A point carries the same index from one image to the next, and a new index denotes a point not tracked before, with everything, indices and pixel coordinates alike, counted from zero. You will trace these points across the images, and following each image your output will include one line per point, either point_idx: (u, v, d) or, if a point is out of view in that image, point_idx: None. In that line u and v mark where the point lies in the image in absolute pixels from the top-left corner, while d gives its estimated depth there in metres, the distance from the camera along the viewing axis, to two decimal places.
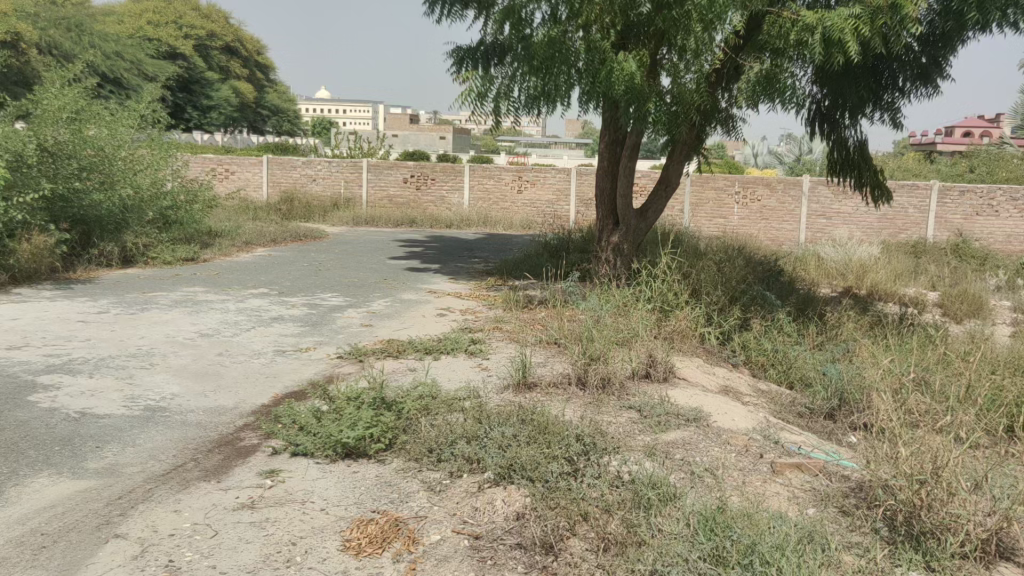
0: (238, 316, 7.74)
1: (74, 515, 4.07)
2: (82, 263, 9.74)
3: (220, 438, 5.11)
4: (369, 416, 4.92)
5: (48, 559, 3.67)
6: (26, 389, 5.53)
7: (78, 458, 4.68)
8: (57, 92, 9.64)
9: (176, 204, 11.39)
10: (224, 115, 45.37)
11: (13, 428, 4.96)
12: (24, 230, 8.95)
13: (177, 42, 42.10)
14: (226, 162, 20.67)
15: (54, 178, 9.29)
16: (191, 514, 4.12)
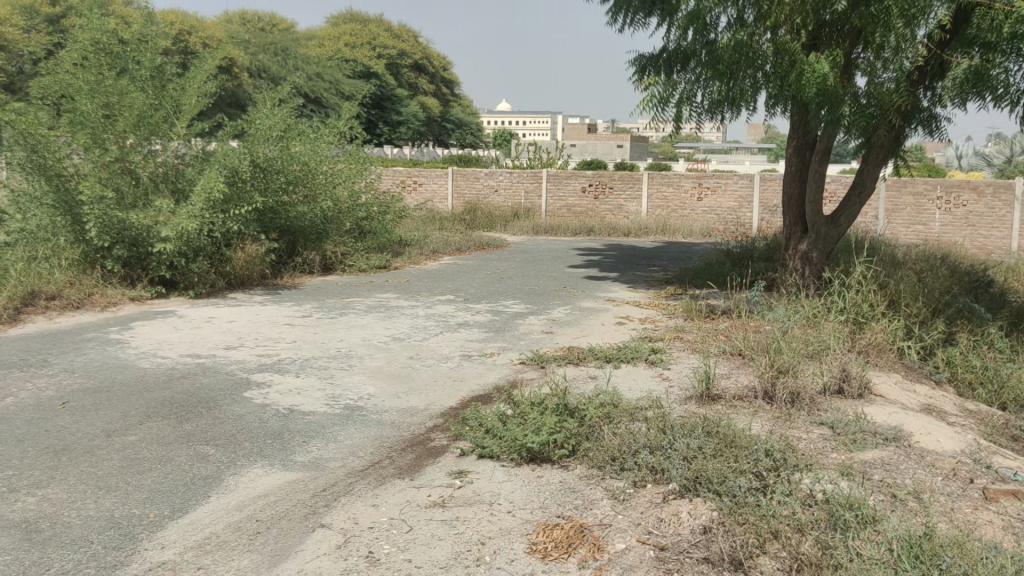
0: (427, 321, 8.08)
1: (284, 504, 4.41)
2: (288, 271, 10.54)
3: (413, 437, 5.37)
4: (553, 421, 4.99)
5: (263, 544, 3.99)
6: (241, 386, 6.04)
7: (287, 452, 5.06)
8: (268, 113, 10.33)
9: (370, 215, 12.05)
10: (412, 129, 47.56)
11: (232, 421, 5.44)
12: (240, 240, 9.80)
13: (372, 63, 45.26)
14: (414, 175, 21.62)
15: (265, 192, 10.01)
16: (387, 509, 4.36)
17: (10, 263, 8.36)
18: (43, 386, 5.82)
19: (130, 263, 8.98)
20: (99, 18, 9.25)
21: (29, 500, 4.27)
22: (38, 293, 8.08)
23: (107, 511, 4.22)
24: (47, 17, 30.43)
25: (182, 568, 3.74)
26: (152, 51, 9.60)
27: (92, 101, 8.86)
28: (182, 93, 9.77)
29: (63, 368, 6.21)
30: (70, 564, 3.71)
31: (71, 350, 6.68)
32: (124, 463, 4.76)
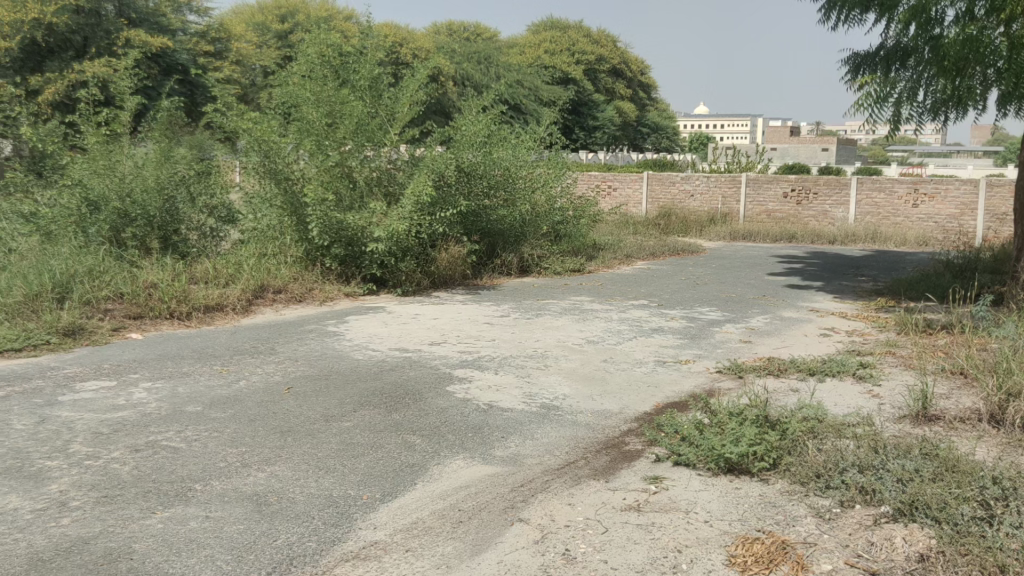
0: (621, 326, 8.09)
1: (484, 496, 4.58)
2: (487, 272, 10.93)
3: (608, 440, 5.40)
4: (754, 433, 4.86)
5: (465, 533, 4.17)
6: (445, 380, 6.33)
7: (487, 446, 5.25)
8: (474, 119, 10.75)
9: (565, 218, 12.23)
10: (608, 134, 47.71)
11: (436, 414, 5.70)
12: (444, 242, 10.27)
13: (570, 68, 45.88)
14: (609, 180, 21.69)
15: (469, 196, 10.46)
16: (583, 508, 4.42)
17: (244, 257, 9.15)
18: (270, 372, 6.38)
19: (346, 261, 9.65)
20: (326, 34, 10.03)
21: (260, 474, 4.70)
22: (266, 287, 8.79)
23: (327, 490, 4.56)
24: (277, 33, 33.41)
25: (392, 549, 3.99)
26: (370, 63, 10.24)
27: (317, 110, 9.63)
28: (396, 101, 10.33)
29: (288, 356, 6.77)
30: (295, 536, 4.05)
31: (294, 340, 7.27)
32: (341, 447, 5.13)
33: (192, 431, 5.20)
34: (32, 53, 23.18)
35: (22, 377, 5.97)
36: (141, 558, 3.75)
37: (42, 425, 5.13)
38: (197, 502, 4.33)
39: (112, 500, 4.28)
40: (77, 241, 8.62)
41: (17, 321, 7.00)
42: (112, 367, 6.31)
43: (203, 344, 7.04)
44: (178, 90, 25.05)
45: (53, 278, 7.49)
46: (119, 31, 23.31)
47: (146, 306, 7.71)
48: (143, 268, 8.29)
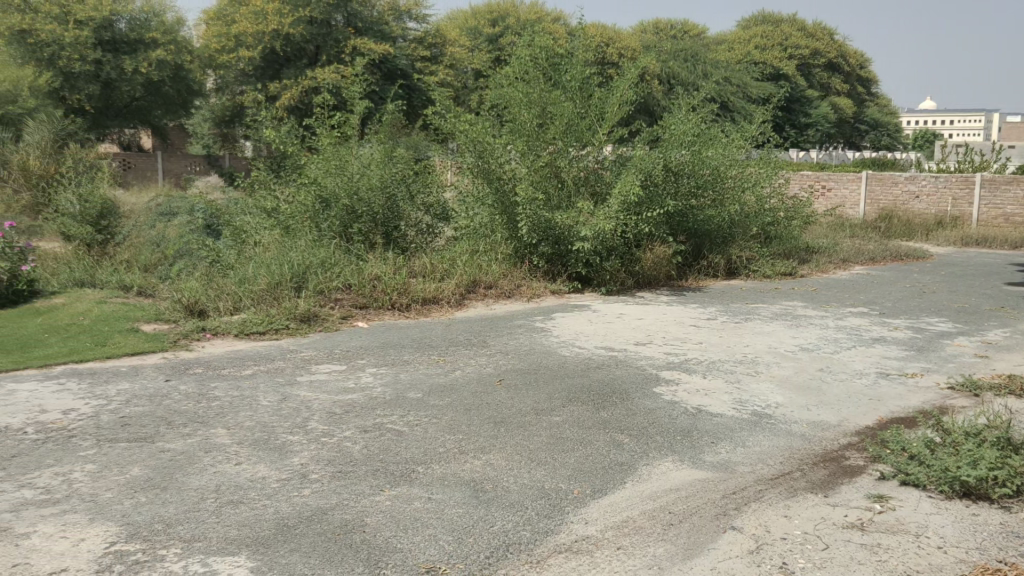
0: (838, 334, 7.70)
1: (695, 500, 4.52)
2: (693, 273, 10.84)
3: (825, 453, 5.17)
4: (994, 456, 4.48)
5: (676, 536, 4.14)
6: (652, 381, 6.31)
7: (697, 450, 5.17)
8: (683, 118, 10.58)
9: (776, 220, 11.82)
10: (820, 131, 45.56)
11: (644, 414, 5.69)
12: (649, 241, 10.23)
13: (783, 64, 44.10)
14: (823, 179, 20.68)
15: (677, 196, 10.31)
16: (801, 522, 4.26)
17: (458, 254, 9.56)
18: (483, 364, 6.64)
19: (553, 259, 9.87)
20: (539, 37, 10.30)
21: (476, 462, 4.89)
22: (478, 282, 9.15)
23: (539, 482, 4.68)
24: (488, 36, 34.55)
25: (604, 545, 4.03)
26: (581, 64, 10.34)
27: (529, 111, 9.88)
28: (606, 101, 10.33)
29: (499, 350, 7.00)
30: (511, 524, 4.19)
31: (504, 334, 7.51)
32: (552, 440, 5.24)
33: (413, 416, 5.51)
34: (272, 62, 25.36)
35: (267, 357, 6.58)
36: (372, 531, 4.02)
37: (285, 403, 5.63)
38: (420, 484, 4.58)
39: (346, 475, 4.62)
40: (311, 235, 9.37)
41: (261, 307, 7.71)
42: (342, 352, 6.80)
43: (421, 335, 7.43)
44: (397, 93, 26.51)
45: (292, 269, 8.17)
46: (346, 39, 24.97)
47: (370, 298, 8.24)
48: (368, 262, 8.86)
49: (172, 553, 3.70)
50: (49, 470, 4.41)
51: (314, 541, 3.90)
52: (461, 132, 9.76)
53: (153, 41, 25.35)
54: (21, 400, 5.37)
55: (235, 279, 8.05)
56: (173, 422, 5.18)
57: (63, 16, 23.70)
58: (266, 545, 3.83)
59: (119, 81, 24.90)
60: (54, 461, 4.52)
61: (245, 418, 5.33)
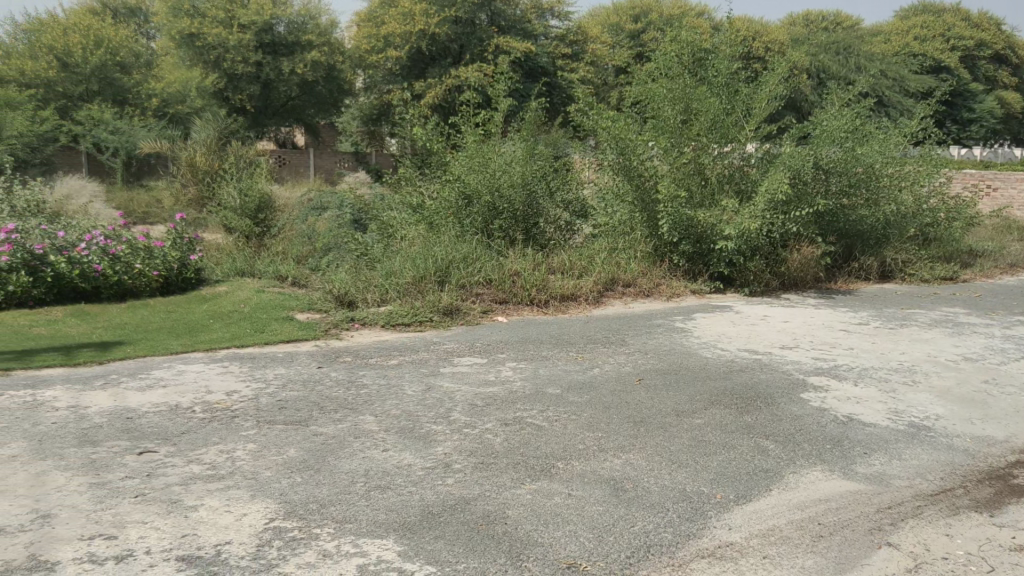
0: (1005, 343, 7.19)
1: (847, 513, 4.33)
2: (843, 276, 10.46)
3: (992, 470, 4.83)
4: None
5: (827, 549, 3.98)
6: (799, 387, 6.08)
7: (848, 460, 4.95)
8: (836, 113, 10.12)
9: (936, 221, 11.15)
10: (984, 128, 42.61)
11: (790, 421, 5.50)
12: (796, 241, 9.86)
13: (944, 56, 41.53)
14: (988, 179, 19.28)
15: (827, 195, 9.88)
16: (963, 542, 4.03)
17: (597, 251, 9.54)
18: (622, 362, 6.60)
19: (694, 258, 9.71)
20: (685, 32, 10.13)
21: (616, 460, 4.87)
22: (617, 280, 9.10)
23: (681, 484, 4.60)
24: (630, 33, 34.26)
25: (749, 553, 3.92)
26: (728, 59, 10.08)
27: (673, 108, 9.72)
28: (754, 96, 10.04)
29: (638, 348, 6.94)
30: (651, 525, 4.13)
31: (643, 332, 7.44)
32: (693, 443, 5.14)
33: (552, 412, 5.53)
34: (417, 61, 26.10)
35: (412, 349, 6.77)
36: (513, 523, 4.07)
37: (429, 393, 5.78)
38: (560, 479, 4.59)
39: (488, 467, 4.70)
40: (454, 231, 9.59)
41: (406, 300, 7.96)
42: (483, 345, 6.92)
43: (560, 331, 7.46)
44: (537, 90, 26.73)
45: (436, 264, 8.39)
46: (490, 38, 25.40)
47: (510, 293, 8.36)
48: (508, 258, 8.98)
49: (326, 532, 3.87)
50: (214, 447, 4.70)
51: (458, 529, 3.98)
52: (604, 129, 9.72)
53: (309, 44, 26.52)
54: (190, 380, 5.76)
55: (382, 272, 8.34)
56: (325, 407, 5.43)
57: (228, 20, 25.23)
58: (412, 530, 3.95)
59: (277, 81, 26.36)
60: (219, 439, 4.82)
61: (392, 406, 5.52)
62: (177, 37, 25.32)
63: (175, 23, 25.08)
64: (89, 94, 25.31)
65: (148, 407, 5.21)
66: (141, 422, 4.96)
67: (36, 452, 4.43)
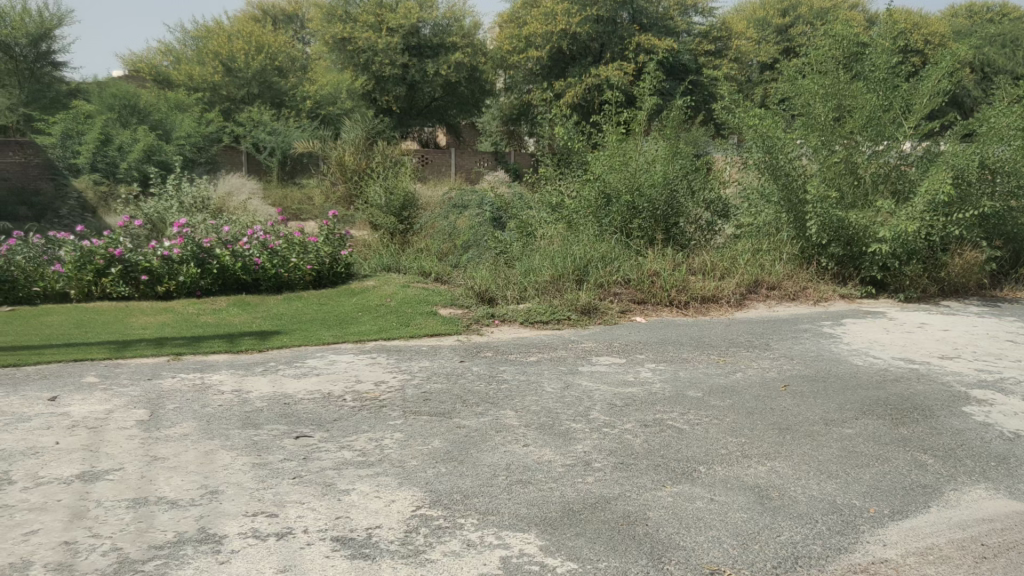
0: None
1: (1013, 534, 4.05)
2: (1009, 283, 9.79)
3: None
4: None
5: (992, 571, 3.74)
6: (959, 400, 5.73)
7: (1015, 479, 4.63)
8: (1005, 109, 9.44)
9: None
10: None
11: (951, 435, 5.19)
12: (958, 245, 9.30)
13: None
14: None
15: (994, 196, 9.23)
16: None
17: (739, 252, 9.31)
18: (766, 367, 6.41)
19: (843, 261, 9.33)
20: (839, 26, 9.74)
21: (761, 467, 4.74)
22: (760, 282, 8.87)
23: (830, 496, 4.42)
24: (777, 28, 33.18)
25: (906, 571, 3.73)
26: (886, 53, 9.61)
27: (825, 105, 9.35)
28: (914, 92, 9.53)
29: (783, 353, 6.73)
30: (799, 535, 4.00)
31: (789, 337, 7.21)
32: (843, 454, 4.94)
33: (694, 415, 5.45)
34: (558, 61, 26.25)
35: (551, 346, 6.82)
36: (654, 525, 4.04)
37: (568, 390, 5.81)
38: (703, 484, 4.51)
39: (628, 467, 4.68)
40: (594, 230, 9.60)
41: (545, 298, 8.03)
42: (622, 345, 6.91)
43: (702, 333, 7.34)
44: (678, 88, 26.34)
45: (575, 263, 8.44)
46: (631, 35, 25.23)
47: (649, 293, 8.28)
48: (648, 258, 8.92)
49: (469, 523, 3.96)
50: (364, 435, 4.90)
51: (599, 528, 3.99)
52: (749, 127, 9.48)
53: (454, 45, 27.08)
54: (341, 370, 6.02)
55: (522, 270, 8.44)
56: (467, 400, 5.55)
57: (378, 24, 26.26)
58: (553, 526, 3.98)
59: (422, 83, 27.12)
60: (368, 427, 5.01)
61: (531, 402, 5.58)
62: (330, 41, 26.51)
63: (329, 28, 26.27)
64: (250, 97, 26.92)
65: (304, 394, 5.48)
66: (296, 408, 5.22)
67: (204, 432, 4.74)
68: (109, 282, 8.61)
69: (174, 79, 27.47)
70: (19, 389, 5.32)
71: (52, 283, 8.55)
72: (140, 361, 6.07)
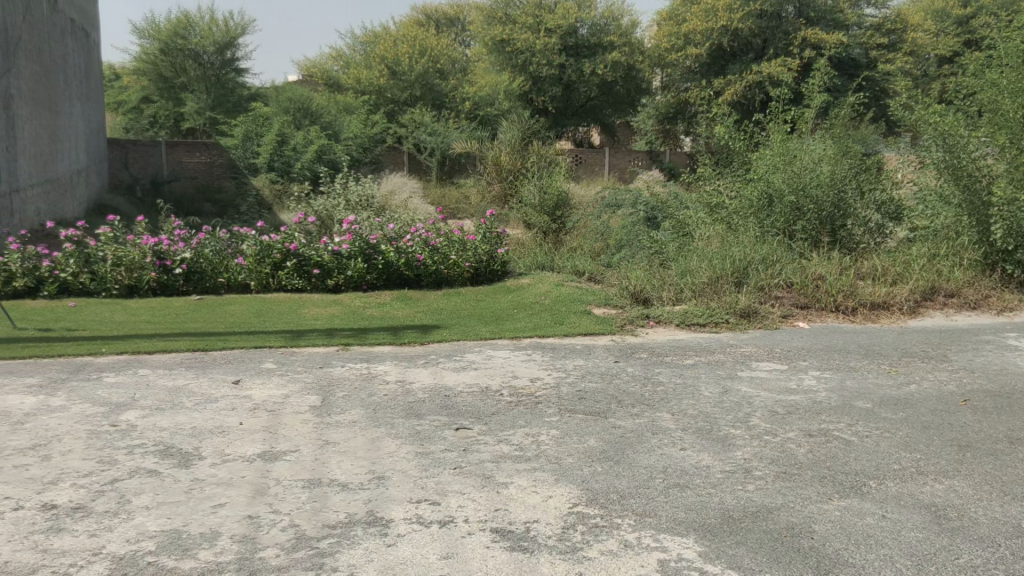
0: None
1: None
2: None
3: None
4: None
5: None
6: None
7: None
8: None
9: None
10: None
11: None
12: None
13: None
14: None
15: None
16: None
17: (914, 257, 8.80)
18: (943, 380, 6.02)
19: None
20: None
21: (938, 486, 4.45)
22: (937, 289, 8.33)
23: (1016, 519, 4.09)
24: (958, 19, 31.04)
25: None
26: None
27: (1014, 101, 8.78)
28: None
29: (962, 366, 6.29)
30: (980, 559, 3.72)
31: (969, 349, 6.73)
32: None
33: (862, 427, 5.19)
34: (718, 58, 25.69)
35: (708, 350, 6.69)
36: (821, 539, 3.87)
37: (726, 395, 5.68)
38: (873, 499, 4.29)
39: (792, 477, 4.51)
40: (755, 231, 9.33)
41: (702, 299, 7.88)
42: (783, 351, 6.66)
43: (871, 341, 6.98)
44: (846, 84, 25.18)
45: (734, 264, 8.24)
46: (797, 30, 24.38)
47: (814, 298, 7.97)
48: (812, 261, 8.60)
49: (627, 523, 3.94)
50: (521, 430, 4.97)
51: (760, 538, 3.87)
52: (928, 125, 8.95)
53: (611, 44, 26.96)
54: (498, 365, 6.14)
55: (679, 271, 8.31)
56: (623, 401, 5.52)
57: (537, 25, 26.65)
58: (713, 532, 3.90)
59: (578, 82, 27.29)
60: (524, 423, 5.09)
61: (688, 406, 5.49)
62: (490, 44, 27.07)
63: (489, 31, 26.82)
64: (412, 99, 27.93)
65: (463, 388, 5.62)
66: (456, 401, 5.37)
67: (371, 420, 4.96)
68: (285, 275, 9.15)
69: (343, 83, 28.89)
70: (207, 371, 5.75)
71: (235, 275, 9.12)
72: (312, 350, 6.41)
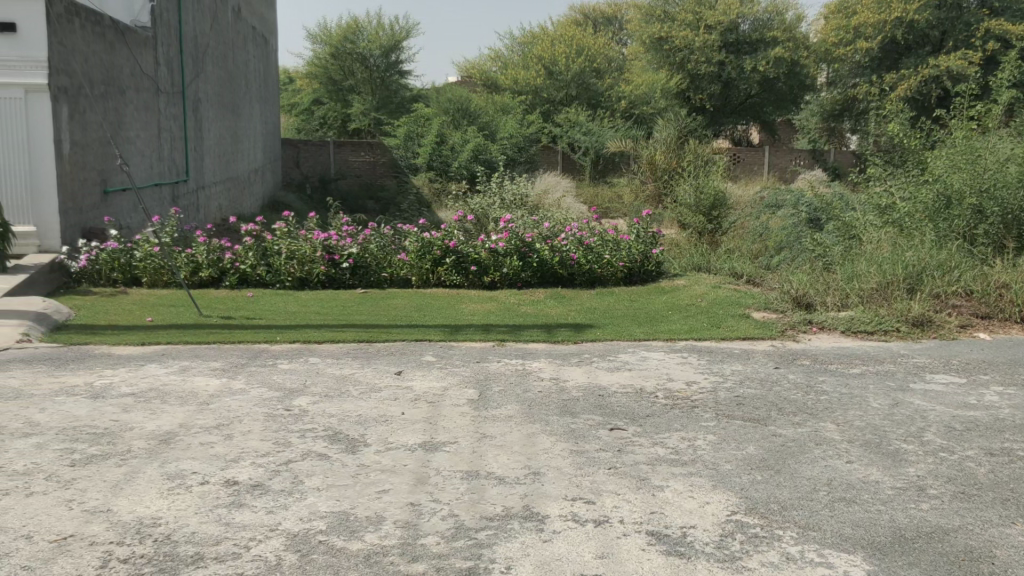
0: None
1: None
2: None
3: None
4: None
5: None
6: None
7: None
8: None
9: None
10: None
11: None
12: None
13: None
14: None
15: None
16: None
17: None
18: None
19: None
20: None
21: None
22: None
23: None
24: None
25: None
26: None
27: None
28: None
29: None
30: None
31: None
32: None
33: None
34: (890, 52, 24.36)
35: (877, 358, 6.36)
36: (1005, 566, 3.58)
37: (897, 408, 5.37)
38: None
39: (971, 498, 4.20)
40: (931, 235, 8.79)
41: (871, 306, 7.50)
42: (961, 363, 6.24)
43: None
44: None
45: (907, 269, 7.79)
46: (980, 21, 22.79)
47: (995, 308, 7.43)
48: (995, 268, 7.98)
49: (789, 535, 3.79)
50: (677, 433, 4.89)
51: (936, 560, 3.63)
52: None
53: (774, 40, 26.05)
54: (653, 367, 6.07)
55: (846, 275, 7.94)
56: (784, 409, 5.32)
57: (697, 22, 26.12)
58: (884, 551, 3.69)
59: (737, 80, 26.56)
60: (680, 426, 5.00)
61: (854, 416, 5.23)
62: (648, 42, 26.67)
63: (647, 29, 26.52)
64: (568, 98, 28.07)
65: (617, 388, 5.59)
66: (610, 400, 5.36)
67: (526, 416, 5.02)
68: (444, 271, 9.41)
69: (500, 83, 29.40)
70: (371, 361, 6.00)
71: (397, 270, 9.47)
72: (470, 345, 6.56)
